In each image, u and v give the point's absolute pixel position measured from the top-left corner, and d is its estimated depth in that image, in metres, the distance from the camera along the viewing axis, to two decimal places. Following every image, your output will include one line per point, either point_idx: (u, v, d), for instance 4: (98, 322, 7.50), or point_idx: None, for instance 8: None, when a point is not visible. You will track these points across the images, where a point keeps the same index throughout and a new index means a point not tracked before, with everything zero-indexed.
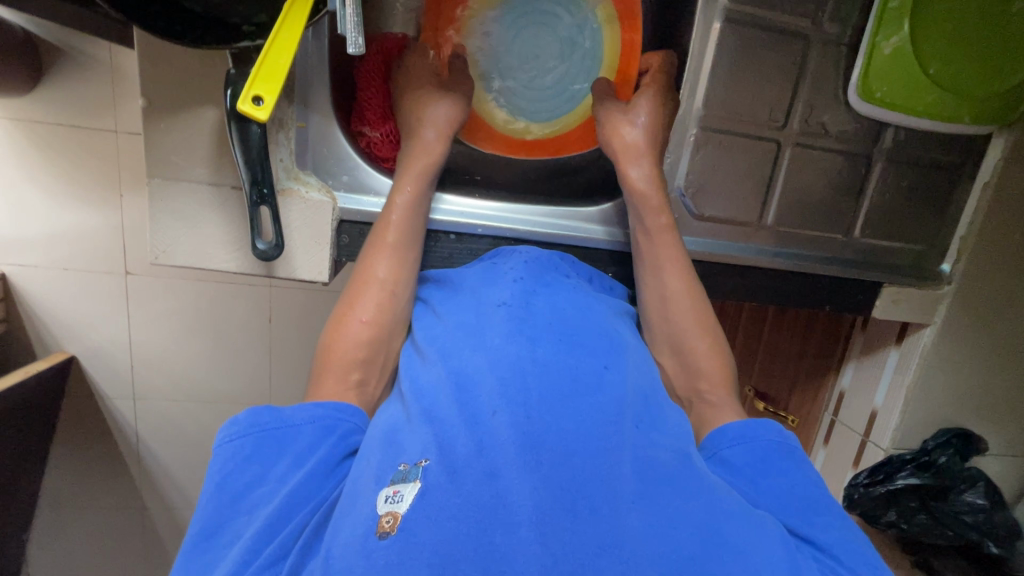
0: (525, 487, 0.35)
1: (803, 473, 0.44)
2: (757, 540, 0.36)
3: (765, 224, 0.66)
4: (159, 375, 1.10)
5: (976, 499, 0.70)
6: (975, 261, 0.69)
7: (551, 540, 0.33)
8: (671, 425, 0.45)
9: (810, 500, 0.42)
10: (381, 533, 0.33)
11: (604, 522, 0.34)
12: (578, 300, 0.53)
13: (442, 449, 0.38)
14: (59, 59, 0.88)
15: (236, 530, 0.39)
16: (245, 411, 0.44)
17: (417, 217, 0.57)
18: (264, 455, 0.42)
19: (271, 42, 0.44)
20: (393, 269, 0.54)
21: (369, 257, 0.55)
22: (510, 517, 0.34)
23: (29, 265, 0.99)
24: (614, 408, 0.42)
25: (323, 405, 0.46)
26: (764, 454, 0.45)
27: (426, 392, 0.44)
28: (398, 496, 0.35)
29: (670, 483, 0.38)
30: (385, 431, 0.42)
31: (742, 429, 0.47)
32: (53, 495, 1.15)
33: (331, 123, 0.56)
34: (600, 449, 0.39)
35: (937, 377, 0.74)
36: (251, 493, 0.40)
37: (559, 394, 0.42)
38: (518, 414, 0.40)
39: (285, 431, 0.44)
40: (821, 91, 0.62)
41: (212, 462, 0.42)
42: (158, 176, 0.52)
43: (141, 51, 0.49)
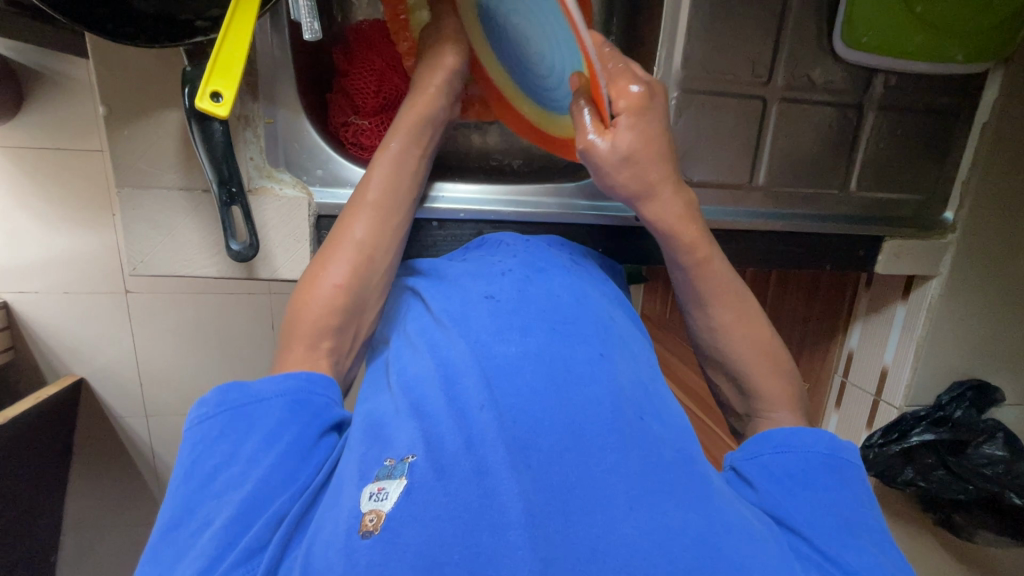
0: (516, 486, 0.34)
1: (849, 491, 0.42)
2: (761, 554, 0.34)
3: (757, 185, 0.64)
4: (166, 390, 1.10)
5: (994, 450, 0.67)
6: (978, 207, 0.67)
7: (543, 542, 0.31)
8: (670, 417, 0.43)
9: (849, 522, 0.39)
10: (363, 532, 0.32)
11: (596, 527, 0.32)
12: (570, 285, 0.51)
13: (431, 446, 0.36)
14: (36, 81, 0.87)
15: (204, 515, 0.36)
16: (212, 392, 0.42)
17: (401, 174, 0.54)
18: (234, 433, 0.40)
19: (224, 35, 0.43)
20: (371, 231, 0.52)
21: (347, 218, 0.52)
22: (498, 518, 0.32)
23: (28, 292, 0.98)
24: (609, 400, 0.40)
25: (296, 375, 0.44)
26: (809, 465, 0.43)
27: (415, 383, 0.42)
28: (382, 493, 0.34)
29: (671, 482, 0.36)
30: (371, 423, 0.41)
31: (789, 437, 0.45)
32: (75, 516, 1.16)
33: (300, 117, 0.55)
34: (599, 443, 0.37)
35: (946, 330, 0.72)
36: (218, 477, 0.38)
37: (552, 386, 0.40)
38: (508, 412, 0.38)
39: (256, 407, 0.42)
40: (806, 42, 0.59)
41: (183, 447, 0.40)
42: (127, 185, 0.51)
43: (98, 58, 0.48)
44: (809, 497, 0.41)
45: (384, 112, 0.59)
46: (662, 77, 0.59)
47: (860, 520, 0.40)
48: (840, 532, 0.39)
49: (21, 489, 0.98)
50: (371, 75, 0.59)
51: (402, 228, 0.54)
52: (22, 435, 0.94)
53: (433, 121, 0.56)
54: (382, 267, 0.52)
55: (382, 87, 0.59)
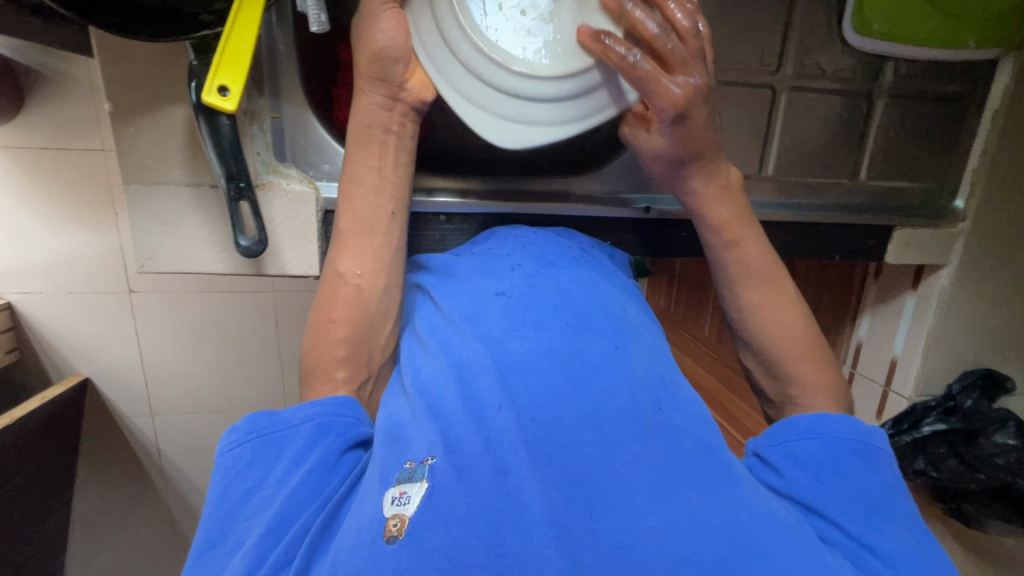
0: (537, 485, 0.33)
1: (876, 476, 0.41)
2: (791, 541, 0.34)
3: (766, 175, 0.63)
4: (173, 389, 1.10)
5: (1006, 439, 0.66)
6: (990, 195, 0.67)
7: (567, 539, 0.31)
8: (689, 406, 0.42)
9: (874, 503, 0.39)
10: (388, 538, 0.32)
11: (620, 521, 0.32)
12: (584, 279, 0.50)
13: (450, 446, 0.36)
14: (38, 80, 0.86)
15: (236, 537, 0.37)
16: (245, 418, 0.43)
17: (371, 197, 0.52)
18: (264, 459, 0.41)
19: (230, 27, 0.43)
20: (356, 261, 0.51)
21: (335, 254, 0.52)
22: (521, 517, 0.32)
23: (34, 292, 0.98)
24: (627, 393, 0.39)
25: (322, 401, 0.45)
26: (832, 451, 0.42)
27: (430, 383, 0.42)
28: (404, 497, 0.34)
29: (693, 473, 0.36)
30: (390, 426, 0.40)
31: (813, 423, 0.45)
32: (84, 515, 1.16)
33: (305, 111, 0.54)
34: (619, 437, 0.36)
35: (956, 320, 0.71)
36: (250, 500, 0.39)
37: (569, 381, 0.40)
38: (525, 409, 0.38)
39: (284, 432, 0.43)
40: (815, 30, 0.59)
41: (215, 472, 0.41)
42: (134, 182, 0.51)
43: (102, 55, 0.47)
44: (836, 486, 0.40)
45: None
46: None
47: (889, 504, 0.39)
48: (863, 504, 0.39)
49: (30, 489, 0.98)
50: None
51: (387, 243, 0.52)
52: (29, 436, 0.94)
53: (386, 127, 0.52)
54: (377, 287, 0.51)
55: None
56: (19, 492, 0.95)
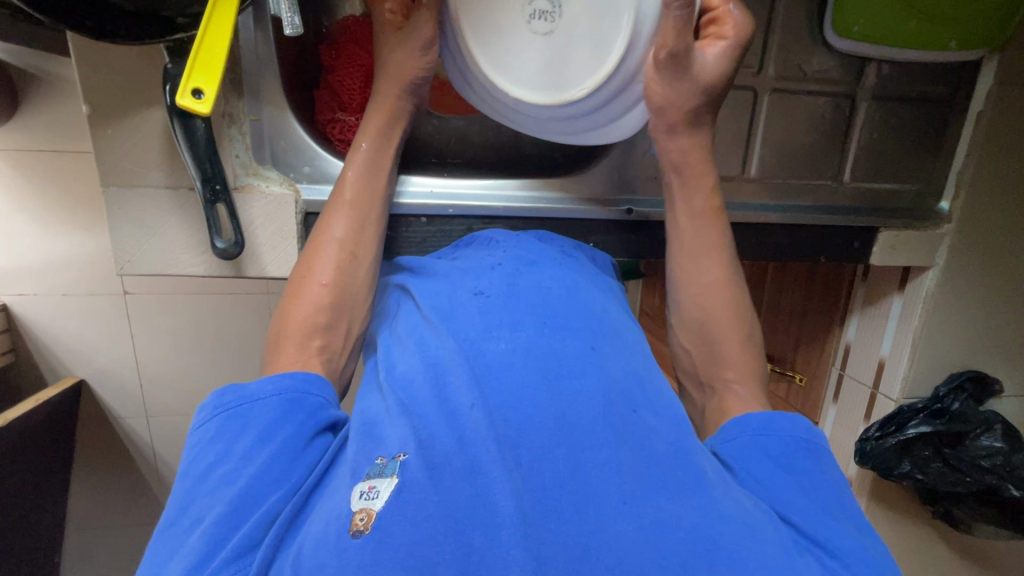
0: (507, 484, 0.33)
1: (825, 475, 0.41)
2: (756, 545, 0.33)
3: (749, 176, 0.63)
4: (165, 391, 1.11)
5: (992, 442, 0.67)
6: (976, 197, 0.66)
7: (535, 540, 0.31)
8: (662, 408, 0.42)
9: (827, 503, 0.39)
10: (353, 532, 0.31)
11: (590, 523, 0.32)
12: (562, 279, 0.50)
13: (422, 443, 0.36)
14: (30, 85, 0.87)
15: (196, 512, 0.36)
16: (211, 396, 0.43)
17: (377, 175, 0.55)
18: (230, 434, 0.40)
19: (204, 31, 0.43)
20: (349, 227, 0.52)
21: (325, 216, 0.53)
22: (490, 517, 0.32)
23: (27, 295, 0.99)
24: (601, 394, 0.39)
25: (293, 375, 0.44)
26: (789, 448, 0.42)
27: (404, 381, 0.42)
28: (373, 492, 0.34)
29: (665, 476, 0.36)
30: (365, 421, 0.41)
31: (768, 420, 0.44)
32: (78, 518, 1.16)
33: (285, 113, 0.55)
34: (592, 439, 0.36)
35: (942, 322, 0.71)
36: (212, 473, 0.38)
37: (541, 381, 0.40)
38: (497, 409, 0.38)
39: (250, 406, 0.42)
40: (797, 32, 0.59)
41: (186, 450, 0.41)
42: (113, 184, 0.51)
43: (80, 57, 0.47)
44: (797, 481, 0.40)
45: None
46: None
47: (836, 502, 0.40)
48: (815, 508, 0.39)
49: (23, 493, 0.98)
50: (358, 73, 0.59)
51: (382, 220, 0.54)
52: (21, 439, 0.94)
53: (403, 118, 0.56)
54: (366, 255, 0.53)
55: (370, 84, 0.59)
56: (12, 496, 0.95)
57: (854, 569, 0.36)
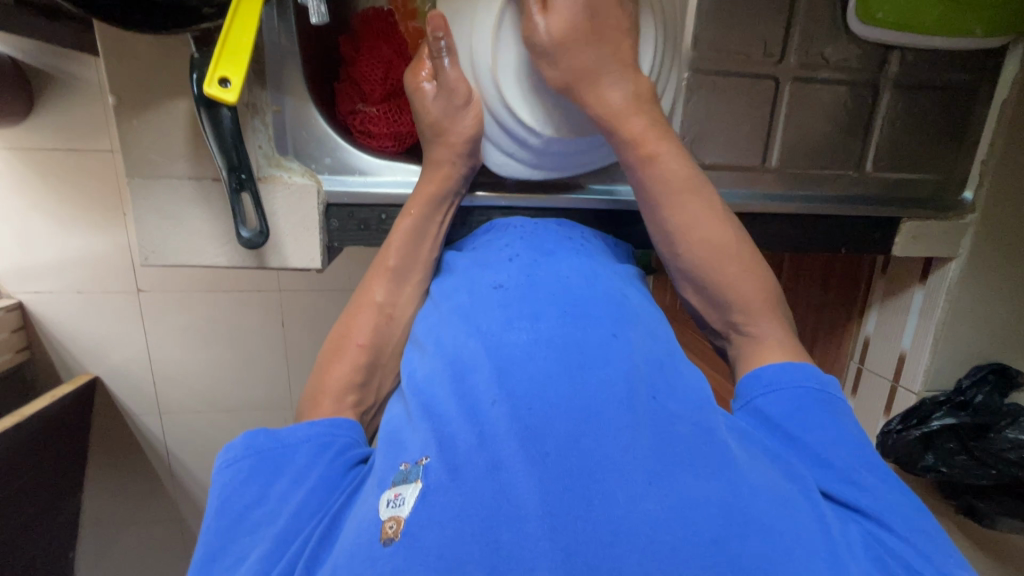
0: (530, 479, 0.33)
1: (845, 425, 0.41)
2: (788, 521, 0.33)
3: (770, 167, 0.63)
4: (180, 388, 1.11)
5: (1019, 435, 0.63)
6: (999, 186, 0.65)
7: (564, 531, 0.31)
8: (685, 391, 0.41)
9: (855, 462, 0.39)
10: (384, 540, 0.32)
11: (618, 508, 0.32)
12: (583, 267, 0.50)
13: (443, 445, 0.36)
14: (47, 82, 0.88)
15: (239, 551, 0.37)
16: (240, 437, 0.42)
17: (421, 244, 0.55)
18: (264, 475, 0.40)
19: (232, 18, 0.43)
20: (392, 293, 0.53)
21: (368, 282, 0.54)
22: (516, 511, 0.32)
23: (44, 292, 1.00)
24: (623, 383, 0.39)
25: (319, 423, 0.44)
26: (801, 402, 0.42)
27: (424, 384, 0.42)
28: (399, 500, 0.34)
29: (691, 457, 0.35)
30: (388, 433, 0.41)
31: (777, 373, 0.44)
32: (93, 514, 1.17)
33: (307, 104, 0.55)
34: (615, 425, 0.36)
35: (965, 314, 0.70)
36: (251, 513, 0.38)
37: (562, 372, 0.39)
38: (517, 402, 0.37)
39: (284, 450, 0.42)
40: (819, 20, 0.58)
41: (212, 489, 0.40)
42: (138, 176, 0.51)
43: (105, 49, 0.48)
44: (819, 437, 0.40)
45: (392, 100, 0.59)
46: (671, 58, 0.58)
47: (863, 455, 0.39)
48: (846, 477, 0.38)
49: (40, 489, 0.99)
50: (379, 63, 0.58)
51: (424, 284, 0.55)
52: (38, 434, 0.94)
53: (451, 192, 0.56)
54: (406, 316, 0.54)
55: (390, 74, 0.59)
56: (29, 491, 0.96)
57: (891, 525, 0.36)
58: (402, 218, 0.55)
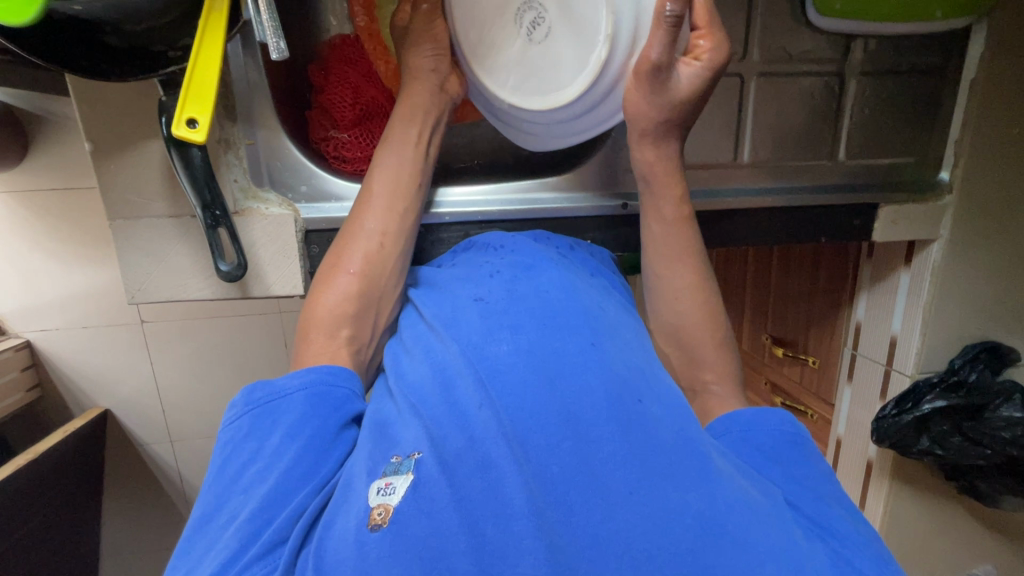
0: (517, 478, 0.33)
1: (815, 466, 0.43)
2: (762, 532, 0.34)
3: (742, 162, 0.63)
4: (188, 414, 1.13)
5: (1013, 412, 0.66)
6: (975, 165, 0.65)
7: (547, 530, 0.32)
8: (668, 399, 0.42)
9: (821, 492, 0.41)
10: (372, 526, 0.32)
11: (598, 512, 0.33)
12: (563, 279, 0.50)
13: (435, 441, 0.36)
14: (40, 126, 0.90)
15: (232, 509, 0.36)
16: (242, 391, 0.43)
17: (405, 167, 0.54)
18: (261, 431, 0.40)
19: (195, 60, 0.44)
20: (382, 222, 0.52)
21: (357, 212, 0.53)
22: (501, 509, 0.32)
23: (49, 329, 1.01)
24: (607, 389, 0.39)
25: (316, 369, 0.44)
26: (775, 444, 0.44)
27: (414, 386, 0.42)
28: (390, 488, 0.34)
29: (671, 464, 0.35)
30: (375, 423, 0.40)
31: (753, 417, 0.46)
32: (111, 544, 1.18)
33: (279, 135, 0.56)
34: (599, 429, 0.36)
35: (953, 294, 0.70)
36: (245, 474, 0.38)
37: (547, 377, 0.40)
38: (504, 405, 0.38)
39: (281, 403, 0.42)
40: (780, 15, 0.59)
41: (216, 448, 0.41)
42: (118, 216, 0.52)
43: (80, 97, 0.49)
44: (784, 470, 0.42)
45: (362, 123, 0.60)
46: None
47: (829, 491, 0.41)
48: (809, 494, 0.40)
49: (58, 524, 1.00)
50: (347, 90, 0.59)
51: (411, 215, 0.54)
52: (53, 469, 0.96)
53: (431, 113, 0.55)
54: (398, 249, 0.53)
55: (358, 99, 0.60)
56: (48, 527, 0.97)
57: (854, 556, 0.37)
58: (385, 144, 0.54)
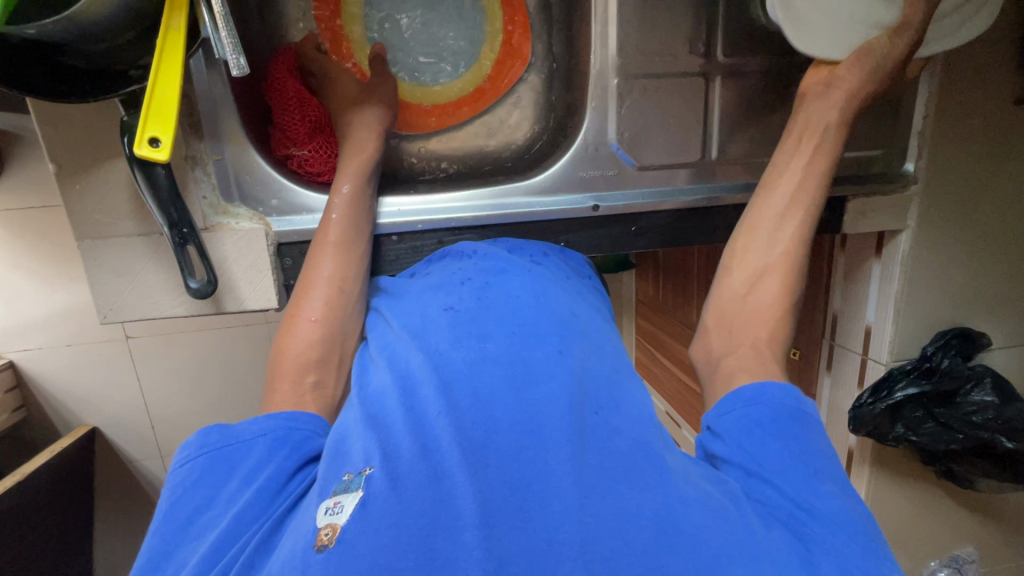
0: (470, 486, 0.33)
1: (813, 441, 0.41)
2: (717, 525, 0.34)
3: (710, 160, 0.63)
4: (176, 429, 1.12)
5: (983, 397, 0.68)
6: (938, 156, 0.67)
7: (497, 540, 0.31)
8: (629, 407, 0.43)
9: (815, 466, 0.40)
10: (318, 547, 0.31)
11: (552, 518, 0.32)
12: (532, 286, 0.51)
13: (387, 456, 0.36)
14: (12, 143, 0.89)
15: (182, 557, 0.36)
16: (195, 434, 0.42)
17: (360, 215, 0.55)
18: (214, 477, 0.39)
19: (154, 80, 0.44)
20: (339, 267, 0.53)
21: (312, 259, 0.53)
22: (453, 520, 0.32)
23: (31, 349, 1.00)
24: (565, 398, 0.40)
25: (276, 414, 0.44)
26: (775, 419, 0.42)
27: (375, 399, 0.42)
28: (337, 507, 0.33)
29: (626, 471, 0.36)
30: (336, 437, 0.40)
31: (754, 392, 0.44)
32: (104, 561, 1.17)
33: (247, 149, 0.56)
34: (555, 438, 0.37)
35: (922, 283, 0.71)
36: (199, 518, 0.37)
37: (508, 391, 0.40)
38: (462, 417, 0.38)
39: (237, 447, 0.41)
40: (740, 16, 0.60)
41: (163, 491, 0.39)
42: (86, 237, 0.52)
43: (43, 118, 0.49)
44: (781, 447, 0.41)
45: (324, 139, 0.62)
46: (599, 66, 0.60)
47: (825, 466, 0.40)
48: (801, 475, 0.39)
49: (51, 544, 0.99)
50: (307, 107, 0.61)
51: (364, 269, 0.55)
52: (43, 488, 0.95)
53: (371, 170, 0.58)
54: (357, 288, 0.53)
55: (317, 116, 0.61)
56: (41, 547, 0.96)
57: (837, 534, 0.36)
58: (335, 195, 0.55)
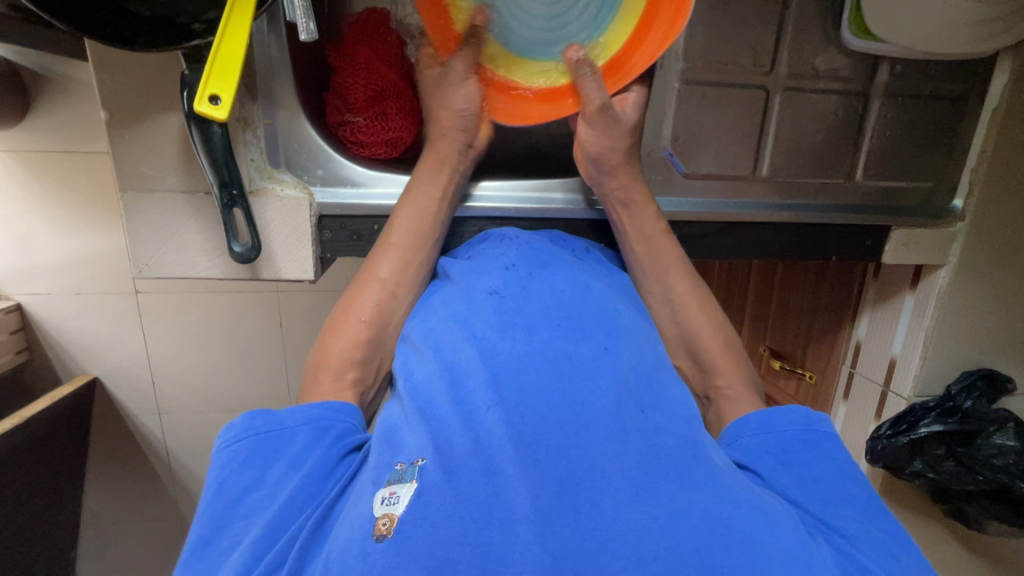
0: (523, 484, 0.33)
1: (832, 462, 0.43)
2: (773, 530, 0.33)
3: (760, 176, 0.63)
4: (179, 389, 1.12)
5: (1005, 440, 0.67)
6: (989, 195, 0.66)
7: (553, 536, 0.31)
8: (677, 407, 0.42)
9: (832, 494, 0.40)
10: (376, 536, 0.31)
11: (605, 516, 0.32)
12: (576, 281, 0.50)
13: (439, 448, 0.36)
14: (45, 85, 0.88)
15: (234, 534, 0.36)
16: (240, 415, 0.42)
17: (427, 219, 0.54)
18: (260, 458, 0.40)
19: (221, 36, 0.43)
20: (395, 269, 0.52)
21: (373, 256, 0.53)
22: (507, 515, 0.32)
23: (41, 294, 1.00)
24: (614, 396, 0.39)
25: (320, 404, 0.44)
26: (790, 443, 0.44)
27: (421, 387, 0.42)
28: (394, 497, 0.33)
29: (676, 470, 0.35)
30: (384, 430, 0.40)
31: (766, 418, 0.46)
32: (93, 511, 1.17)
33: (298, 116, 0.55)
34: (603, 436, 0.36)
35: (955, 321, 0.71)
36: (247, 498, 0.38)
37: (556, 385, 0.39)
38: (513, 409, 0.37)
39: (281, 433, 0.41)
40: (808, 32, 0.59)
41: (210, 470, 0.39)
42: (130, 189, 0.52)
43: (96, 64, 0.48)
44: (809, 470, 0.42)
45: (378, 107, 0.59)
46: (661, 68, 0.59)
47: (846, 494, 0.41)
48: (818, 497, 0.40)
49: (41, 490, 0.99)
50: (362, 72, 0.58)
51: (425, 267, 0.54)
52: (42, 432, 0.95)
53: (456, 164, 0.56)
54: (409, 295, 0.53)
55: (375, 84, 0.58)
56: (31, 493, 0.96)
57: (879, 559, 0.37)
58: (406, 195, 0.55)
